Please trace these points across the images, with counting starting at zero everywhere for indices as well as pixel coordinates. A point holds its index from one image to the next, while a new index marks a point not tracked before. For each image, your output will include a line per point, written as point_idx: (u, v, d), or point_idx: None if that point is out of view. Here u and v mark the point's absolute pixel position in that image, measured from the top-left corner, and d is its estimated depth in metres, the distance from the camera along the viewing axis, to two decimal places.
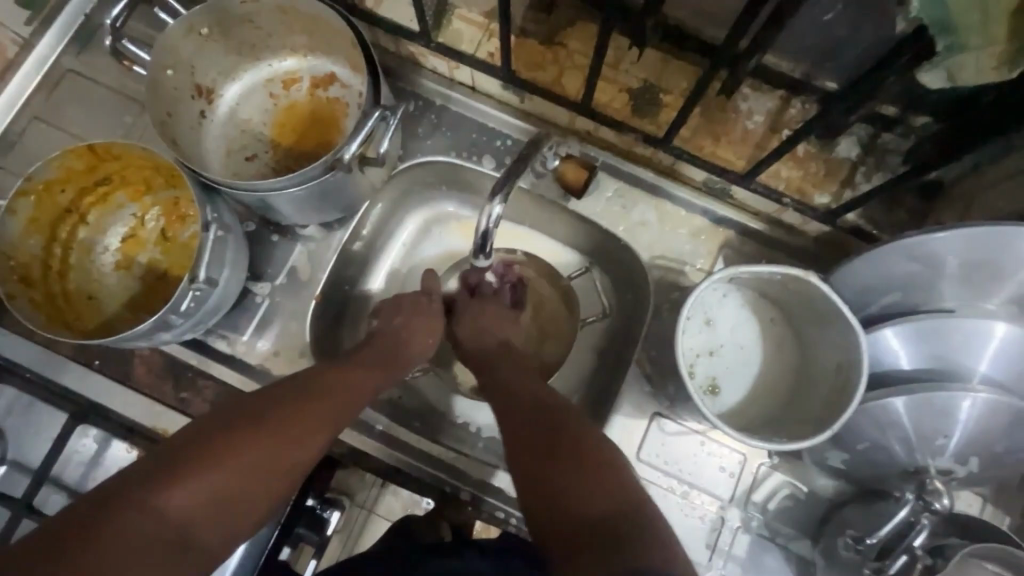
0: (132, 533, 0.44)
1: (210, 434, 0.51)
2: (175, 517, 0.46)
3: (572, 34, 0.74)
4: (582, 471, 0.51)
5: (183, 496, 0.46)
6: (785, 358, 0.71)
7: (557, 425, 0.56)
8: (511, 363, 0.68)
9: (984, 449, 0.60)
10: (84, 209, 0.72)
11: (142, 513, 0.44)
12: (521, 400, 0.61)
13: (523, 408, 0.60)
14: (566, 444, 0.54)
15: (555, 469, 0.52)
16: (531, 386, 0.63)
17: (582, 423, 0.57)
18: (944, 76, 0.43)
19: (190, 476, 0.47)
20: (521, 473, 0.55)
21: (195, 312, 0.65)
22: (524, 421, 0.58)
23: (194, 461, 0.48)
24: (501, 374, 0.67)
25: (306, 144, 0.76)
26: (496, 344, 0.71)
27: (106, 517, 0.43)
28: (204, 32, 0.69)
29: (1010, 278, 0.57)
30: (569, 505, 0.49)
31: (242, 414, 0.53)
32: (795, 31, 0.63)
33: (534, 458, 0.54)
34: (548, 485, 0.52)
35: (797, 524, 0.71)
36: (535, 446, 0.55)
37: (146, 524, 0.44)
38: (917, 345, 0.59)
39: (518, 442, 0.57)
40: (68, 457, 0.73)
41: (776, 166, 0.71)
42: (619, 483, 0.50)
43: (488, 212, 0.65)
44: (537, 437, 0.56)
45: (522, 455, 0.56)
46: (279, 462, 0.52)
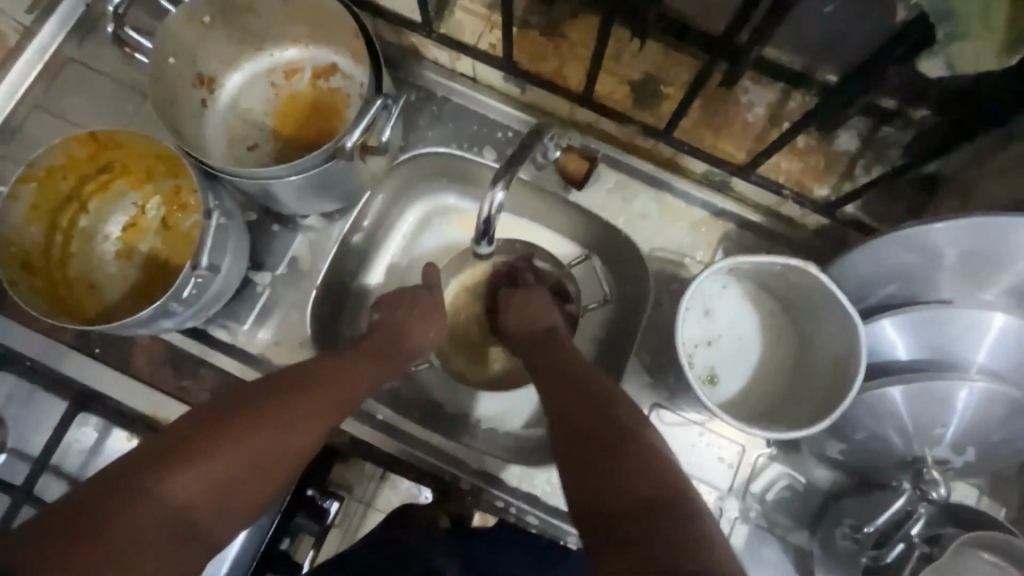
0: (133, 518, 0.43)
1: (209, 422, 0.51)
2: (175, 504, 0.46)
3: (574, 26, 0.74)
4: (624, 453, 0.51)
5: (185, 482, 0.46)
6: (783, 350, 0.72)
7: (605, 409, 0.56)
8: (559, 347, 0.67)
9: (979, 439, 0.60)
10: (85, 197, 0.72)
11: (143, 498, 0.44)
12: (565, 383, 0.61)
13: (568, 390, 0.60)
14: (612, 430, 0.54)
15: (599, 450, 0.52)
16: (572, 367, 0.63)
17: (631, 411, 0.56)
18: (948, 63, 0.44)
19: (192, 462, 0.47)
20: (564, 450, 0.55)
21: (196, 300, 0.65)
22: (569, 402, 0.58)
23: (194, 447, 0.48)
24: (546, 356, 0.67)
25: (307, 135, 0.76)
26: (543, 328, 0.70)
27: (106, 502, 0.43)
28: (206, 21, 0.69)
29: (1007, 269, 0.57)
30: (609, 484, 0.49)
31: (241, 402, 0.53)
32: (796, 23, 0.63)
33: (580, 437, 0.54)
34: (591, 463, 0.51)
35: (795, 515, 0.72)
36: (582, 427, 0.55)
37: (147, 510, 0.44)
38: (914, 336, 0.60)
39: (564, 420, 0.57)
40: (67, 446, 0.72)
41: (775, 158, 0.72)
42: (661, 466, 0.50)
43: (491, 199, 0.65)
44: (583, 418, 0.56)
45: (565, 434, 0.56)
46: (279, 449, 0.52)
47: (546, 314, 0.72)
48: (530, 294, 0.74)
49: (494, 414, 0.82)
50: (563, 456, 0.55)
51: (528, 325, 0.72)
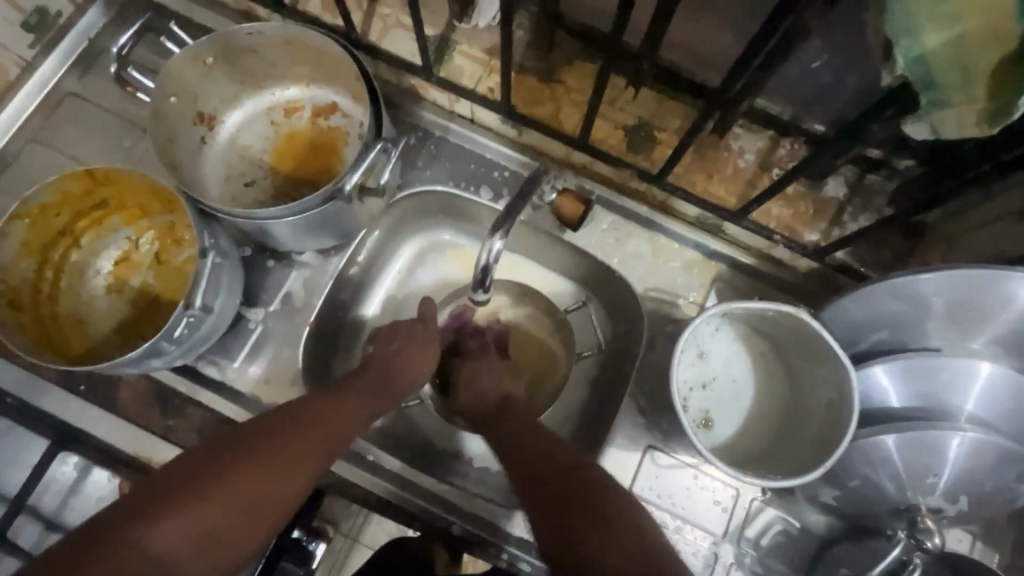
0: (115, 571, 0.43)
1: (200, 465, 0.51)
2: (161, 553, 0.45)
3: (570, 72, 0.76)
4: (609, 530, 0.51)
5: (169, 533, 0.46)
6: (776, 392, 0.72)
7: (580, 482, 0.55)
8: (513, 416, 0.66)
9: (973, 488, 0.60)
10: (78, 232, 0.71)
11: (127, 549, 0.44)
12: (534, 454, 0.60)
13: (542, 461, 0.58)
14: (590, 503, 0.53)
15: (585, 529, 0.51)
16: (538, 437, 0.61)
17: (603, 478, 0.56)
18: (927, 129, 0.43)
19: (177, 512, 0.47)
20: (547, 532, 0.53)
21: (187, 339, 0.64)
22: (547, 477, 0.57)
23: (185, 494, 0.48)
24: (504, 431, 0.64)
25: (305, 172, 0.76)
26: (496, 398, 0.69)
27: (90, 552, 0.43)
28: (209, 61, 0.70)
29: (993, 320, 0.59)
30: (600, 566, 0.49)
31: (235, 445, 0.53)
32: (784, 77, 0.65)
33: (562, 516, 0.53)
34: (578, 542, 0.51)
35: (790, 560, 0.71)
36: (563, 503, 0.54)
37: (134, 560, 0.44)
38: (906, 384, 0.60)
39: (537, 480, 0.57)
40: (47, 484, 0.72)
41: (766, 204, 0.73)
42: (645, 542, 0.50)
43: (488, 247, 0.66)
44: (560, 493, 0.55)
45: (545, 513, 0.55)
46: (270, 495, 0.52)
47: (499, 381, 0.71)
48: (482, 363, 0.73)
49: (487, 453, 0.81)
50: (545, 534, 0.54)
51: (480, 394, 0.70)
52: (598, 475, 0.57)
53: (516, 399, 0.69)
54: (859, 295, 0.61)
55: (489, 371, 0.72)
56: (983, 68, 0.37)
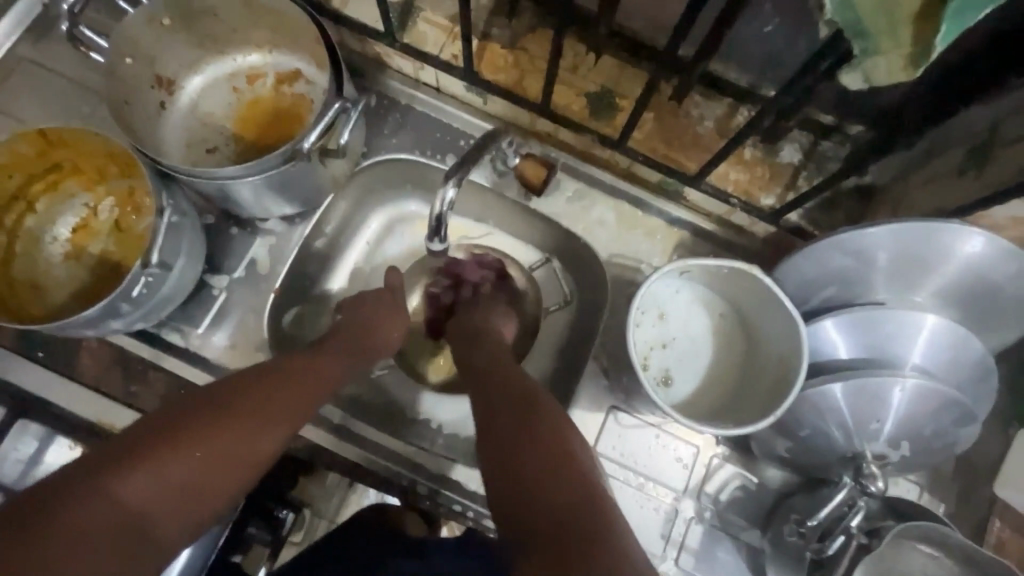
0: (87, 520, 0.42)
1: (171, 420, 0.50)
2: (134, 503, 0.45)
3: (533, 40, 0.77)
4: (556, 472, 0.50)
5: (143, 483, 0.45)
6: (734, 351, 0.74)
7: (532, 425, 0.55)
8: (487, 350, 0.68)
9: (914, 433, 0.63)
10: (33, 196, 0.70)
11: (98, 499, 0.43)
12: (500, 397, 0.60)
13: (506, 403, 0.59)
14: (537, 443, 0.53)
15: (523, 469, 0.51)
16: (507, 381, 0.62)
17: (559, 423, 0.55)
18: (861, 78, 0.45)
19: (150, 462, 0.46)
20: (493, 471, 0.53)
21: (145, 302, 0.64)
22: (507, 416, 0.57)
23: (157, 445, 0.48)
24: (477, 372, 0.65)
25: (269, 138, 0.76)
26: (477, 329, 0.73)
27: (59, 501, 0.42)
28: (166, 22, 0.69)
29: (934, 273, 0.62)
30: (542, 513, 0.47)
31: (207, 401, 0.53)
32: (738, 40, 0.67)
33: (501, 453, 0.53)
34: (527, 485, 0.50)
35: (748, 514, 0.73)
36: (512, 441, 0.54)
37: (106, 507, 0.43)
38: (854, 336, 0.63)
39: (497, 416, 0.58)
40: (3, 456, 0.70)
41: (724, 168, 0.75)
42: (584, 487, 0.49)
43: (442, 196, 0.66)
44: (510, 432, 0.55)
45: (494, 452, 0.55)
46: (246, 448, 0.52)
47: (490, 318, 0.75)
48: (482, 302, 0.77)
49: (455, 420, 0.82)
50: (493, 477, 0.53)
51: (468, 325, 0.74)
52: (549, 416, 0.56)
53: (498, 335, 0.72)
54: (810, 250, 0.63)
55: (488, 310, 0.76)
56: (908, 12, 0.39)
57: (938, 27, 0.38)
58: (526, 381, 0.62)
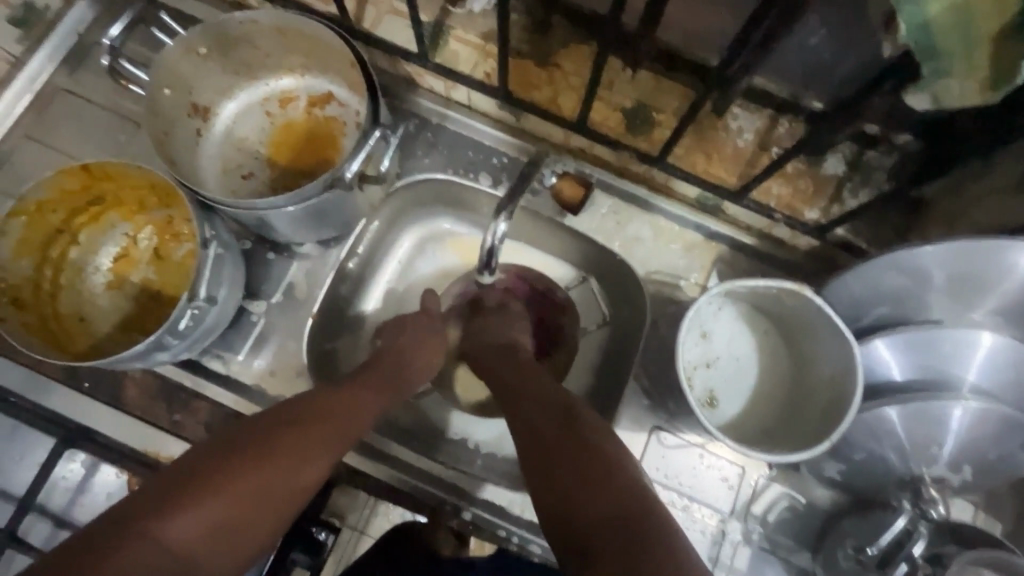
0: (131, 565, 0.41)
1: (212, 456, 0.49)
2: (177, 546, 0.44)
3: (567, 55, 0.75)
4: (595, 474, 0.49)
5: (187, 524, 0.44)
6: (779, 370, 0.73)
7: (578, 437, 0.54)
8: (513, 362, 0.68)
9: (976, 456, 0.61)
10: (75, 229, 0.71)
11: (140, 542, 0.42)
12: (533, 408, 0.59)
13: (546, 418, 0.57)
14: (579, 448, 0.52)
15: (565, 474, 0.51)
16: (538, 387, 0.62)
17: (596, 429, 0.55)
18: (929, 99, 0.44)
19: (193, 503, 0.45)
20: (538, 484, 0.52)
21: (191, 333, 0.64)
22: (543, 424, 0.57)
23: (199, 484, 0.47)
24: (506, 380, 0.65)
25: (303, 162, 0.76)
26: (501, 344, 0.71)
27: (101, 547, 0.41)
28: (202, 52, 0.69)
29: (993, 291, 0.60)
30: (591, 522, 0.46)
31: (248, 435, 0.52)
32: (782, 53, 0.65)
33: (550, 467, 0.52)
34: (568, 493, 0.49)
35: (796, 535, 0.72)
36: (551, 457, 0.53)
37: (150, 552, 0.42)
38: (909, 356, 0.61)
39: (541, 431, 0.56)
40: (54, 483, 0.73)
41: (766, 183, 0.73)
42: (631, 487, 0.48)
43: (494, 230, 0.66)
44: (550, 441, 0.55)
45: (536, 464, 0.54)
46: (286, 482, 0.51)
47: (510, 331, 0.74)
48: (498, 316, 0.76)
49: (491, 440, 0.82)
50: (535, 479, 0.53)
51: (490, 339, 0.72)
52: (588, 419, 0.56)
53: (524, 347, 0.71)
54: (861, 270, 0.62)
55: (504, 323, 0.75)
56: (986, 34, 0.37)
57: None
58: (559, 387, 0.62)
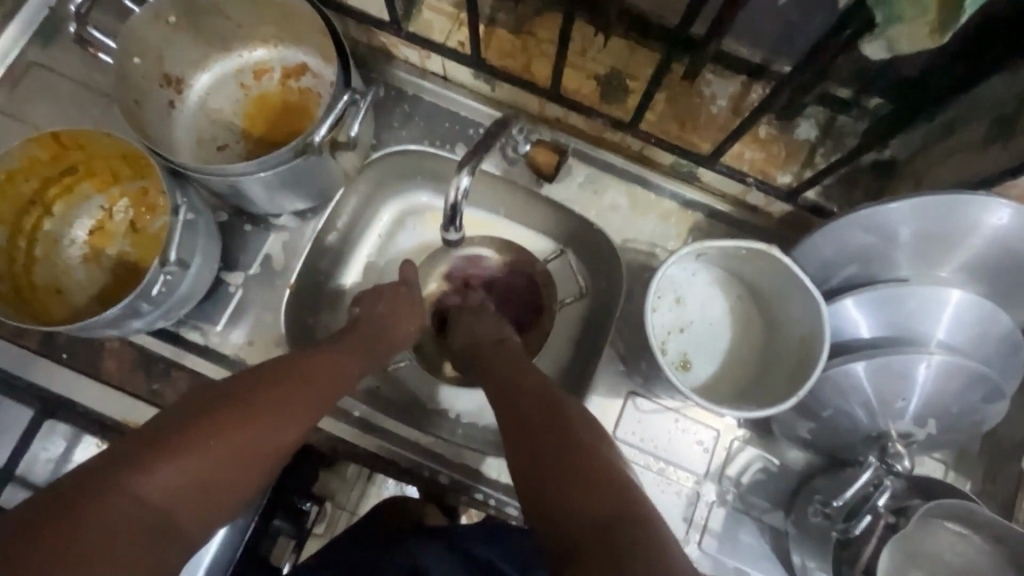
0: (111, 515, 0.42)
1: (192, 413, 0.50)
2: (156, 498, 0.44)
3: (540, 24, 0.76)
4: (585, 474, 0.49)
5: (167, 477, 0.45)
6: (753, 334, 0.73)
7: (560, 421, 0.55)
8: (504, 350, 0.69)
9: (940, 411, 0.62)
10: (48, 201, 0.71)
11: (121, 494, 0.43)
12: (515, 389, 0.61)
13: (524, 399, 0.59)
14: (568, 440, 0.52)
15: (553, 470, 0.50)
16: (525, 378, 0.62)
17: (586, 429, 0.54)
18: (885, 46, 0.44)
19: (173, 457, 0.46)
20: (519, 466, 0.53)
21: (165, 300, 0.64)
22: (525, 404, 0.58)
23: (179, 439, 0.47)
24: (497, 374, 0.65)
25: (278, 133, 0.76)
26: (492, 338, 0.72)
27: (81, 498, 0.41)
28: (172, 21, 0.69)
29: (958, 247, 0.61)
30: (571, 506, 0.47)
31: (228, 394, 0.52)
32: (751, 15, 0.66)
33: (532, 446, 0.53)
34: (546, 479, 0.50)
35: (770, 496, 0.73)
36: (532, 437, 0.54)
37: (129, 503, 0.43)
38: (876, 314, 0.62)
39: (524, 412, 0.57)
40: (35, 456, 0.70)
41: (738, 148, 0.73)
42: (620, 486, 0.48)
43: (457, 184, 0.66)
44: (529, 418, 0.56)
45: (519, 439, 0.55)
46: (266, 441, 0.52)
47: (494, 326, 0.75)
48: (482, 315, 0.77)
49: (472, 409, 0.82)
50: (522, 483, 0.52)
51: (479, 333, 0.74)
52: (580, 417, 0.56)
53: (512, 340, 0.72)
54: (829, 230, 0.63)
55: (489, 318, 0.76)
56: None
57: None
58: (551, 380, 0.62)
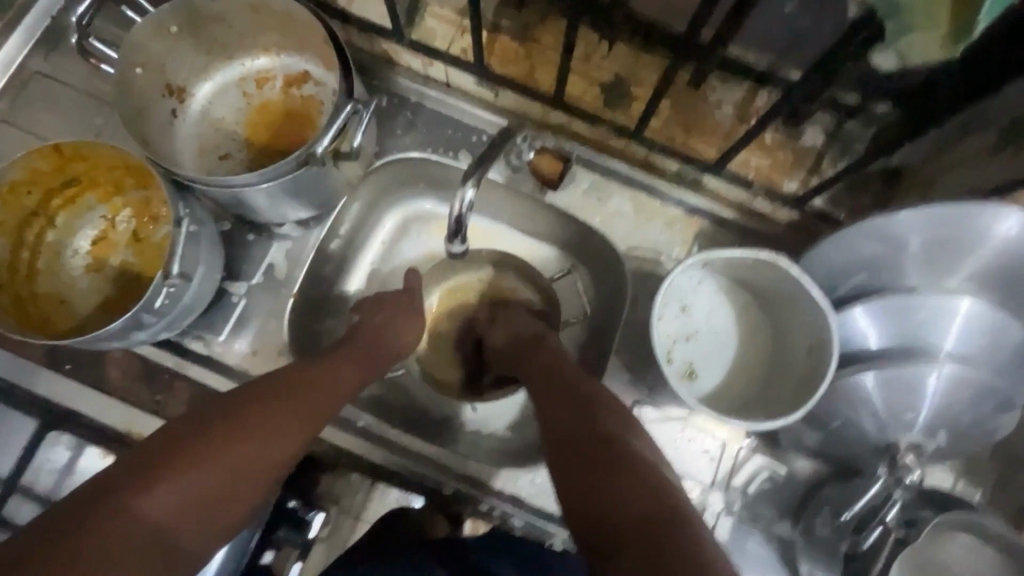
0: (111, 535, 0.41)
1: (189, 430, 0.49)
2: (156, 518, 0.43)
3: (543, 31, 0.75)
4: (624, 470, 0.46)
5: (166, 497, 0.44)
6: (759, 343, 0.73)
7: (596, 422, 0.53)
8: (546, 348, 0.67)
9: (950, 421, 0.61)
10: (51, 212, 0.71)
11: (121, 513, 0.42)
12: (555, 389, 0.59)
13: (561, 402, 0.57)
14: (606, 446, 0.50)
15: (594, 466, 0.48)
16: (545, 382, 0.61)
17: (626, 430, 0.52)
18: (895, 57, 0.43)
19: (172, 476, 0.45)
20: (558, 469, 0.51)
21: (168, 312, 0.64)
22: (558, 405, 0.57)
23: (178, 458, 0.46)
24: (539, 380, 0.62)
25: (280, 142, 0.75)
26: (530, 334, 0.71)
27: (81, 520, 0.41)
28: (174, 31, 0.68)
29: (968, 256, 0.60)
30: (614, 502, 0.44)
31: (226, 410, 0.51)
32: (756, 21, 0.65)
33: (575, 452, 0.51)
34: (581, 480, 0.48)
35: (777, 506, 0.72)
36: (570, 442, 0.52)
37: (130, 524, 0.42)
38: (885, 324, 0.61)
39: (559, 419, 0.55)
40: (39, 465, 0.71)
41: (744, 155, 0.73)
42: (659, 483, 0.46)
43: (461, 197, 0.65)
44: (568, 424, 0.54)
45: (558, 440, 0.53)
46: (266, 456, 0.51)
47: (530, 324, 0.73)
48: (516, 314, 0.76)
49: (477, 418, 0.82)
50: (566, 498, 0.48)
51: (514, 334, 0.72)
52: (613, 416, 0.54)
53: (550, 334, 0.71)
54: (837, 238, 0.62)
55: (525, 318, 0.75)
56: None
57: (983, 1, 0.36)
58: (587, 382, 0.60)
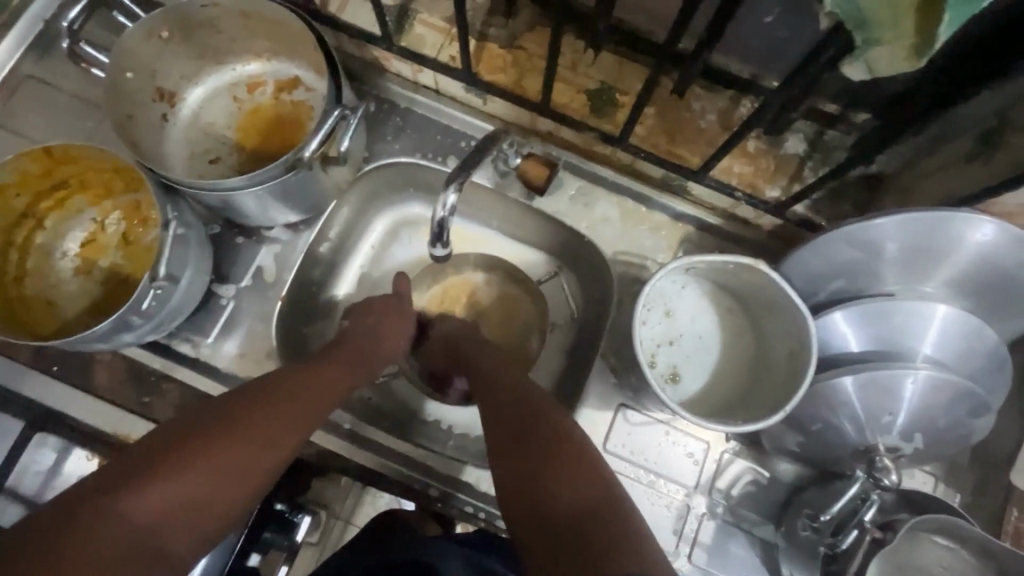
0: (100, 538, 0.42)
1: (180, 434, 0.49)
2: (145, 519, 0.44)
3: (531, 38, 0.76)
4: (566, 469, 0.51)
5: (154, 498, 0.45)
6: (742, 348, 0.74)
7: (541, 424, 0.57)
8: (490, 354, 0.73)
9: (927, 425, 0.62)
10: (41, 214, 0.71)
11: (108, 516, 0.43)
12: (501, 393, 0.63)
13: (507, 406, 0.61)
14: (556, 442, 0.54)
15: (537, 466, 0.52)
16: (520, 389, 0.63)
17: (571, 429, 0.56)
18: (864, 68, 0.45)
19: (161, 478, 0.46)
20: (501, 464, 0.55)
21: (155, 313, 0.65)
22: (502, 405, 0.61)
23: (167, 459, 0.47)
24: (486, 385, 0.66)
25: (269, 146, 0.76)
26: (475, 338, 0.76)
27: (69, 521, 0.42)
28: (165, 35, 0.69)
29: (944, 263, 0.61)
30: (551, 502, 0.49)
31: (217, 414, 0.52)
32: (738, 31, 0.66)
33: (521, 445, 0.55)
34: (522, 480, 0.52)
35: (760, 509, 0.73)
36: (516, 440, 0.56)
37: (118, 525, 0.43)
38: (863, 328, 0.62)
39: (506, 421, 0.59)
40: (24, 468, 0.71)
41: (727, 162, 0.74)
42: (599, 484, 0.50)
43: (444, 201, 0.66)
44: (512, 425, 0.58)
45: (501, 441, 0.58)
46: (255, 459, 0.51)
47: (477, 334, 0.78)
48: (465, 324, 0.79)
49: (463, 423, 0.83)
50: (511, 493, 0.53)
51: (459, 338, 0.77)
52: (560, 416, 0.58)
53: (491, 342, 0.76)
54: (816, 244, 0.63)
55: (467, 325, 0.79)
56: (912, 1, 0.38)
57: (942, 16, 0.37)
58: (542, 388, 0.63)
